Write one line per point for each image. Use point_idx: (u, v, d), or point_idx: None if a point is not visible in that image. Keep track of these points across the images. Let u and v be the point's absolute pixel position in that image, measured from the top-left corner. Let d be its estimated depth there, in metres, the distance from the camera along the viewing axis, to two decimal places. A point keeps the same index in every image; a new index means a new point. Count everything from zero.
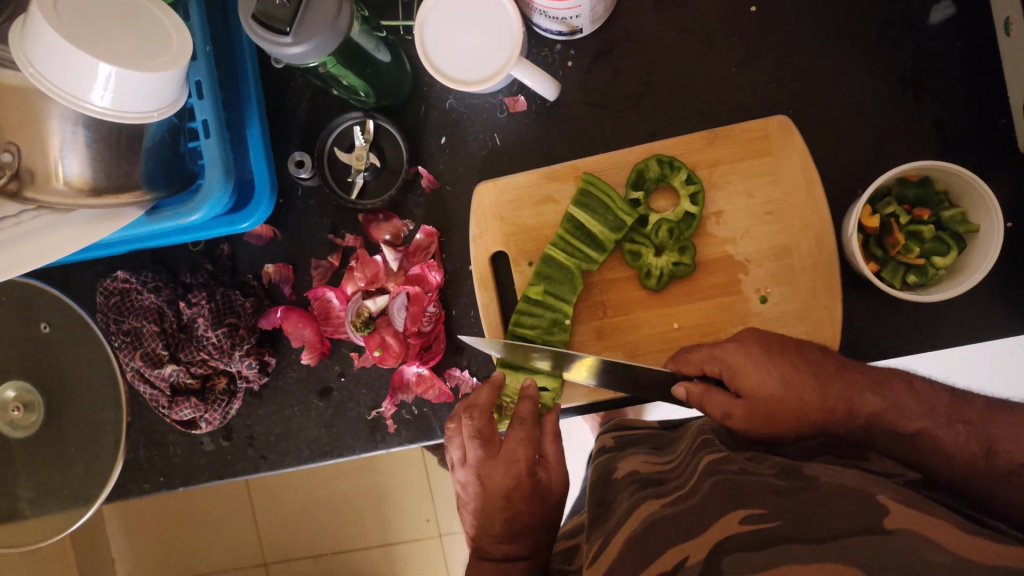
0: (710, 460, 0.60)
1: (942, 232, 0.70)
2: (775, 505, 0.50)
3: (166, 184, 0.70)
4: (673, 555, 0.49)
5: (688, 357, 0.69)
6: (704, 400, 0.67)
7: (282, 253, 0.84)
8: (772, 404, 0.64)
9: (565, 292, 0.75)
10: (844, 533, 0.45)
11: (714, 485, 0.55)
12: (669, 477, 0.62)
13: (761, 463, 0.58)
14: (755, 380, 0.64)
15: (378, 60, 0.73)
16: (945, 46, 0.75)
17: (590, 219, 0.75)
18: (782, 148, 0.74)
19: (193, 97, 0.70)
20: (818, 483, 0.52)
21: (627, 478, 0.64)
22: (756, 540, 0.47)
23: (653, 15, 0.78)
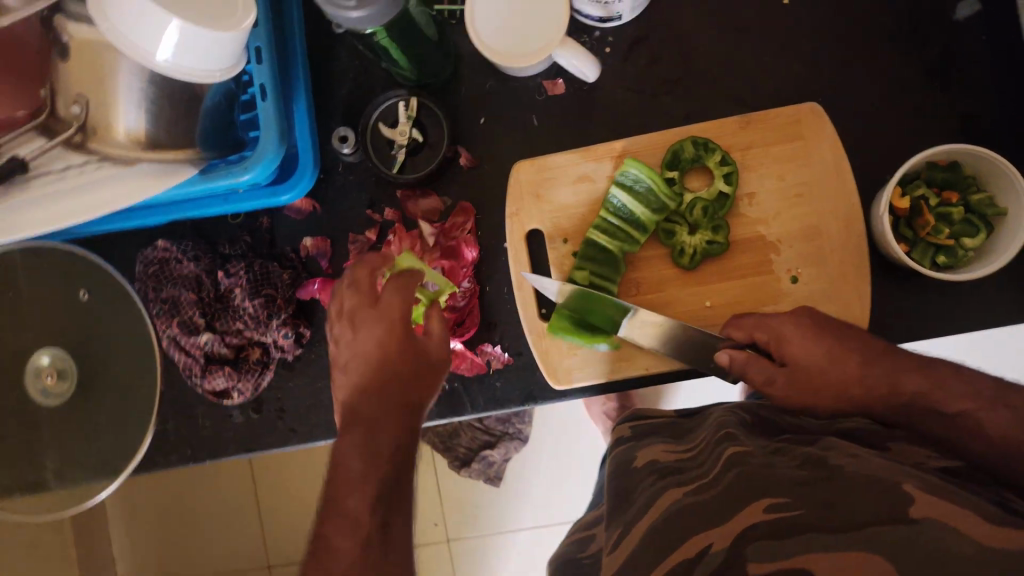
0: (733, 452, 0.59)
1: (971, 215, 0.73)
2: (798, 495, 0.50)
3: (217, 147, 0.72)
4: (699, 543, 0.50)
5: (739, 324, 0.72)
6: (748, 364, 0.70)
7: (321, 227, 0.86)
8: (818, 376, 0.67)
9: (611, 274, 0.77)
10: (869, 523, 0.44)
11: (734, 478, 0.55)
12: (689, 466, 0.63)
13: (783, 455, 0.57)
14: (801, 352, 0.68)
15: (426, 36, 0.76)
16: (971, 41, 0.78)
17: (635, 202, 0.77)
18: (813, 133, 0.77)
19: (251, 62, 0.72)
20: (840, 473, 0.51)
21: (647, 469, 0.66)
22: (774, 532, 0.47)
23: (689, 5, 0.81)
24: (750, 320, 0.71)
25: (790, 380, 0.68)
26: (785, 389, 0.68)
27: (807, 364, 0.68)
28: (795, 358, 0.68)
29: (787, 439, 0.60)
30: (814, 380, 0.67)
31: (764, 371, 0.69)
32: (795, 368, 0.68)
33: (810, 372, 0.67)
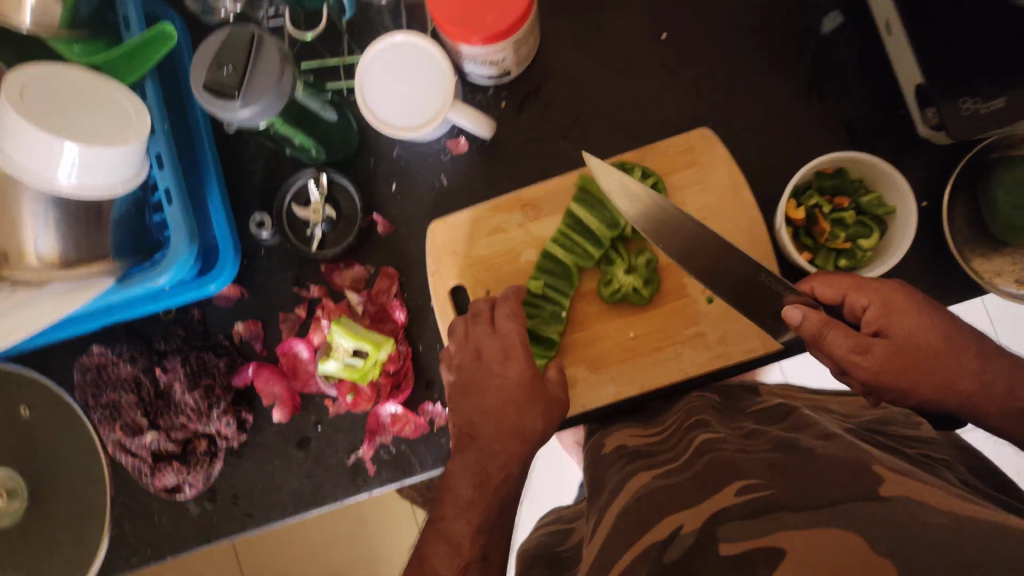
0: (703, 438, 0.67)
1: (862, 217, 0.76)
2: (771, 478, 0.55)
3: (134, 252, 0.74)
4: (670, 523, 0.54)
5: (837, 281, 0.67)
6: (822, 332, 0.64)
7: (251, 311, 0.87)
8: (916, 352, 0.64)
9: (564, 286, 0.80)
10: (840, 501, 0.48)
11: (708, 462, 0.61)
12: (659, 450, 0.71)
13: (755, 439, 0.65)
14: (911, 327, 0.64)
15: (324, 119, 0.79)
16: (841, 50, 0.82)
17: (588, 216, 0.79)
18: (706, 158, 0.79)
19: (155, 168, 0.75)
20: (810, 452, 0.57)
21: (617, 453, 0.74)
22: (750, 511, 0.50)
23: (574, 52, 0.85)
24: (851, 280, 0.67)
25: (891, 350, 0.64)
26: (879, 361, 0.63)
27: (911, 341, 0.64)
28: (894, 332, 0.64)
29: (755, 422, 0.70)
30: (910, 360, 0.64)
31: (847, 342, 0.63)
32: (895, 341, 0.64)
33: (909, 349, 0.64)
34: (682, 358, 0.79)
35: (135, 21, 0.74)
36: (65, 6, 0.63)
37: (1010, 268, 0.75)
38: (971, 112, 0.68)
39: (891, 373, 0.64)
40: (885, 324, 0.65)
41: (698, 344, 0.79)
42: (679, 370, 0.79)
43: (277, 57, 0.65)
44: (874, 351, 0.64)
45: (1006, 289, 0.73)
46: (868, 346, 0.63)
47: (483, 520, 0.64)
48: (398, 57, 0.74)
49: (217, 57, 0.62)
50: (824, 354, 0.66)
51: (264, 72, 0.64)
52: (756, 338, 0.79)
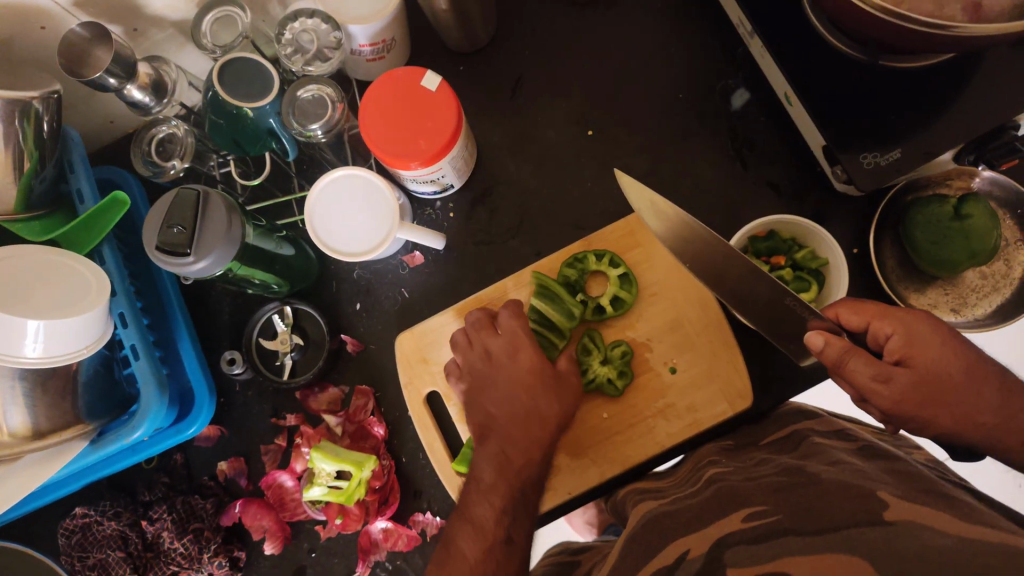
0: (713, 472, 0.70)
1: (800, 272, 0.80)
2: (774, 501, 0.57)
3: (106, 411, 0.75)
4: (677, 550, 0.57)
5: (862, 306, 0.65)
6: (843, 361, 0.63)
7: (232, 448, 0.88)
8: (939, 382, 0.61)
9: None
10: (843, 526, 0.50)
11: (715, 490, 0.65)
12: (667, 487, 0.73)
13: (764, 464, 0.67)
14: (934, 359, 0.61)
15: (283, 255, 0.83)
16: (753, 122, 0.88)
17: (551, 309, 0.82)
18: (647, 238, 0.84)
19: (119, 327, 0.77)
20: (816, 476, 0.59)
21: (631, 495, 0.76)
22: (754, 537, 0.53)
23: (509, 157, 0.91)
24: (874, 308, 0.64)
25: (912, 382, 0.61)
26: (900, 390, 0.61)
27: (935, 372, 0.61)
28: (917, 362, 0.61)
29: (766, 450, 0.71)
30: (933, 390, 0.61)
31: (867, 371, 0.62)
32: (917, 372, 0.61)
33: (931, 381, 0.61)
34: (657, 431, 0.81)
35: (88, 194, 0.78)
36: (19, 190, 0.67)
37: (943, 298, 0.81)
38: (872, 166, 0.76)
39: (912, 404, 0.61)
40: (909, 354, 0.62)
41: (670, 415, 0.81)
42: (656, 443, 0.81)
43: (224, 210, 0.69)
44: (900, 383, 0.61)
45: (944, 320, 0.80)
46: (890, 374, 0.61)
47: None
48: (344, 185, 0.78)
49: (167, 219, 0.66)
50: (846, 381, 0.64)
51: (213, 227, 0.68)
52: (724, 401, 0.81)
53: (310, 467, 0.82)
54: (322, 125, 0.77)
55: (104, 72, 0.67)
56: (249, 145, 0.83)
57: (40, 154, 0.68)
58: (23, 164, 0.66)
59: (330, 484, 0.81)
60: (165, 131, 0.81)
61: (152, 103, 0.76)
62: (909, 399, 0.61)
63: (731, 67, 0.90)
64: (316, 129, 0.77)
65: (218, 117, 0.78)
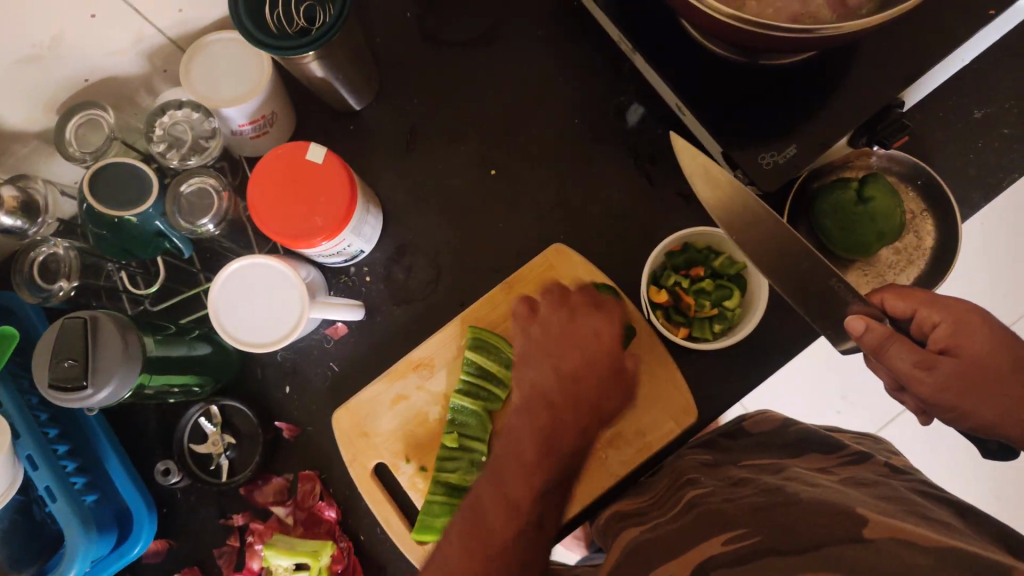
0: (694, 494, 0.68)
1: (720, 280, 0.80)
2: (754, 523, 0.56)
3: (35, 558, 0.70)
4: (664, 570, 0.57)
5: (905, 293, 0.64)
6: (883, 347, 0.61)
7: (182, 558, 0.85)
8: (976, 371, 0.60)
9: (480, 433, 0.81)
10: (827, 543, 0.49)
11: (698, 514, 0.64)
12: (653, 507, 0.72)
13: (742, 486, 0.65)
14: (980, 346, 0.61)
15: (198, 353, 0.79)
16: (652, 135, 0.88)
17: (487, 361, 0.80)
18: (566, 270, 0.83)
19: (29, 469, 0.70)
20: (796, 497, 0.58)
21: (610, 520, 0.75)
22: (738, 558, 0.52)
23: (417, 209, 0.88)
24: (924, 295, 0.64)
25: (956, 371, 0.60)
26: (943, 379, 0.60)
27: (980, 362, 0.60)
28: (963, 353, 0.61)
29: (748, 468, 0.70)
30: (975, 379, 0.60)
31: (906, 356, 0.61)
32: (963, 361, 0.60)
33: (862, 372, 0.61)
34: (609, 461, 0.81)
35: None
36: None
37: (863, 279, 0.82)
38: (772, 165, 0.76)
39: (956, 396, 0.60)
40: (954, 344, 0.61)
41: (620, 443, 0.81)
42: (611, 474, 0.81)
43: (117, 333, 0.65)
44: (948, 370, 0.60)
45: None
46: (936, 362, 0.60)
47: None
48: (258, 279, 0.75)
49: (56, 352, 0.62)
50: (885, 366, 0.63)
51: (108, 350, 0.64)
52: (670, 420, 0.81)
53: (265, 564, 0.79)
54: (213, 218, 0.75)
55: None
56: (143, 251, 0.78)
57: None
58: None
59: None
60: (46, 252, 0.76)
61: (25, 225, 0.72)
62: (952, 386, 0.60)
63: (623, 84, 0.89)
64: (208, 223, 0.75)
65: (100, 229, 0.73)
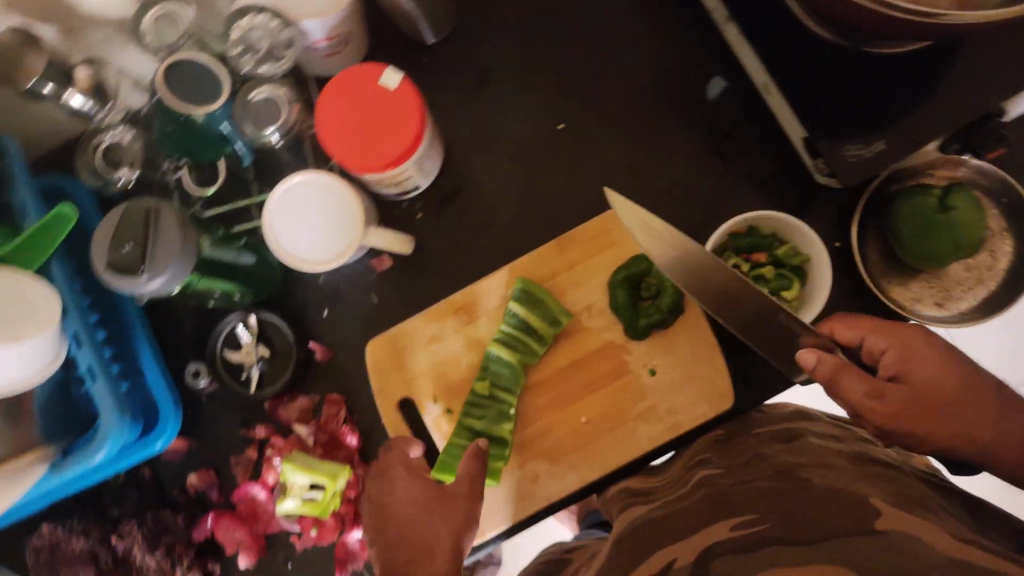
0: (704, 474, 0.68)
1: (781, 269, 0.78)
2: (764, 507, 0.57)
3: (63, 434, 0.73)
4: (664, 556, 0.57)
5: (856, 321, 0.66)
6: (835, 378, 0.62)
7: (201, 460, 0.86)
8: (931, 395, 0.63)
9: (512, 385, 0.80)
10: (835, 535, 0.51)
11: (705, 495, 0.64)
12: (657, 487, 0.73)
13: (751, 466, 0.66)
14: (928, 373, 0.63)
15: (245, 263, 0.79)
16: (731, 112, 0.84)
17: (532, 316, 0.79)
18: (622, 237, 0.81)
19: (73, 346, 0.72)
20: (811, 483, 0.59)
21: (619, 493, 0.77)
22: (745, 545, 0.53)
23: (479, 153, 0.86)
24: (870, 323, 0.66)
25: (908, 397, 0.62)
26: (897, 406, 0.62)
27: (928, 386, 0.63)
28: (913, 379, 0.63)
29: (758, 446, 0.71)
30: (928, 403, 0.62)
31: (862, 389, 0.62)
32: (912, 387, 0.63)
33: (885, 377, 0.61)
34: (637, 434, 0.80)
35: (33, 207, 0.73)
36: None
37: (927, 291, 0.79)
38: (856, 159, 0.72)
39: (914, 425, 0.62)
40: (906, 370, 0.64)
41: (650, 418, 0.80)
42: (636, 446, 0.80)
43: (179, 225, 0.65)
44: (903, 394, 0.62)
45: (929, 315, 0.78)
46: (887, 390, 0.62)
47: None
48: (308, 198, 0.74)
49: (117, 236, 0.63)
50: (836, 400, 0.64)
51: (168, 239, 0.64)
52: (704, 403, 0.79)
53: (281, 480, 0.79)
54: (278, 128, 0.74)
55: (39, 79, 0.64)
56: (204, 152, 0.77)
57: None
58: None
59: (304, 497, 0.79)
60: (109, 140, 0.75)
61: (93, 110, 0.71)
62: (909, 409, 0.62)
63: (709, 54, 0.85)
64: (272, 131, 0.74)
65: (167, 123, 0.73)
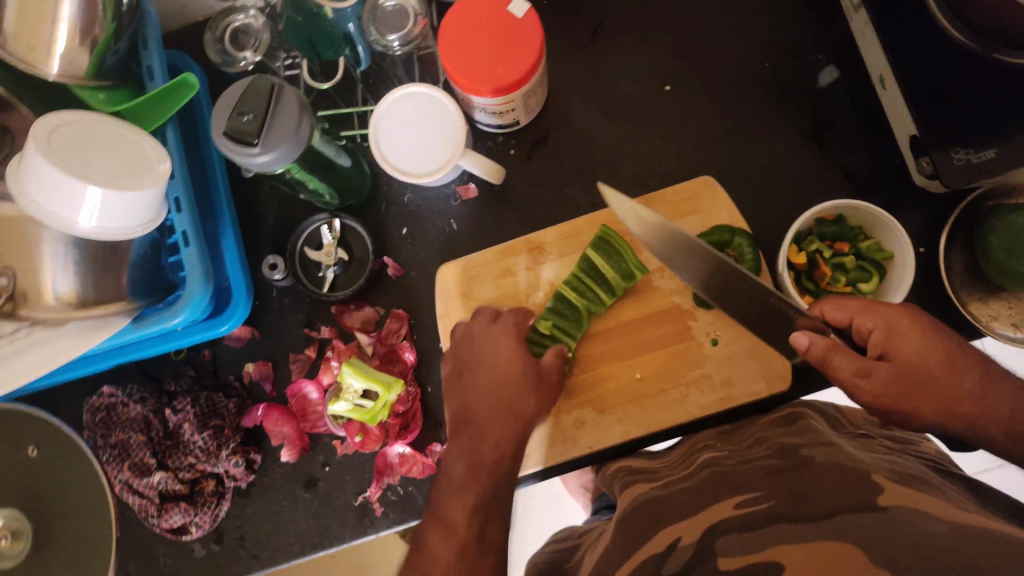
0: (706, 458, 0.70)
1: (863, 262, 0.78)
2: (768, 487, 0.58)
3: (148, 293, 0.74)
4: (669, 537, 0.59)
5: (843, 304, 0.66)
6: (828, 356, 0.63)
7: (261, 352, 0.89)
8: (917, 374, 0.62)
9: (574, 329, 0.80)
10: (837, 511, 0.51)
11: (708, 475, 0.65)
12: (659, 468, 0.74)
13: (756, 447, 0.68)
14: (914, 349, 0.62)
15: (340, 165, 0.81)
16: (838, 103, 0.85)
17: (605, 265, 0.80)
18: (710, 204, 0.81)
19: (173, 212, 0.76)
20: (812, 459, 0.60)
21: (620, 470, 0.78)
22: (746, 524, 0.54)
23: (580, 103, 0.88)
24: (859, 304, 0.65)
25: (893, 376, 0.62)
26: (883, 384, 0.62)
27: (916, 364, 0.62)
28: (899, 356, 0.62)
29: (761, 431, 0.72)
30: (914, 380, 0.62)
31: (849, 366, 0.62)
32: (898, 364, 0.62)
33: (921, 382, 0.61)
34: (688, 400, 0.80)
35: (159, 72, 0.77)
36: (92, 58, 0.66)
37: (1007, 311, 0.78)
38: (963, 163, 0.71)
39: (904, 394, 0.62)
40: (890, 347, 0.63)
41: (705, 386, 0.80)
42: (686, 412, 0.80)
43: (297, 107, 0.67)
44: (896, 371, 0.62)
45: (1003, 334, 0.77)
46: (871, 368, 0.62)
47: (499, 534, 0.62)
48: (402, 113, 0.76)
49: (238, 107, 0.65)
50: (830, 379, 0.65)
51: (283, 119, 0.66)
52: (761, 381, 0.80)
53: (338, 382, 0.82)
54: (399, 38, 0.76)
55: None
56: (324, 48, 0.81)
57: (116, 25, 0.67)
58: (97, 32, 0.65)
59: (358, 403, 0.81)
60: (241, 21, 0.83)
61: None
62: (900, 385, 0.62)
63: (821, 42, 0.86)
64: (394, 40, 0.76)
65: (296, 14, 0.76)
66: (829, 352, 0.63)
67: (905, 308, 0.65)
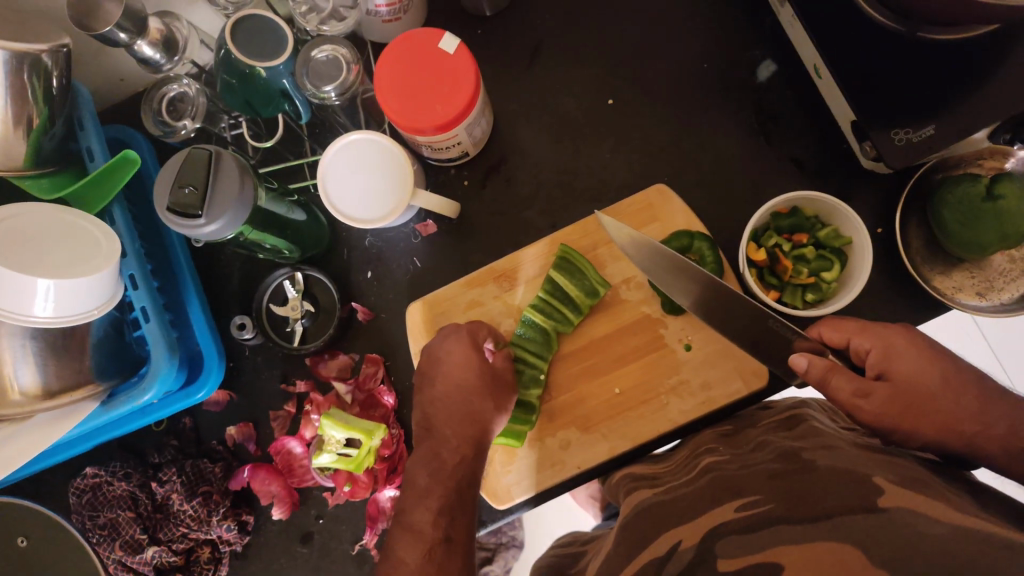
0: (709, 461, 0.68)
1: (823, 250, 0.78)
2: (768, 490, 0.57)
3: (117, 372, 0.74)
4: (670, 540, 0.57)
5: (841, 325, 0.66)
6: (826, 377, 0.63)
7: (242, 413, 0.88)
8: (915, 394, 0.60)
9: (544, 351, 0.81)
10: (836, 515, 0.51)
11: (710, 479, 0.63)
12: (662, 472, 0.73)
13: (760, 451, 0.65)
14: (912, 369, 0.61)
15: (294, 220, 0.81)
16: (779, 96, 0.85)
17: (570, 284, 0.80)
18: (665, 212, 0.81)
19: (129, 289, 0.76)
20: (813, 462, 0.58)
21: (624, 479, 0.76)
22: (746, 526, 0.54)
23: (527, 126, 0.88)
24: (853, 325, 0.66)
25: (889, 394, 0.61)
26: (880, 405, 0.61)
27: (912, 384, 0.61)
28: (897, 376, 0.62)
29: (764, 432, 0.70)
30: (912, 401, 0.60)
31: (847, 387, 0.62)
32: (895, 385, 0.61)
33: (911, 392, 0.60)
34: (669, 408, 0.80)
35: (99, 152, 0.77)
36: (28, 147, 0.66)
37: (969, 281, 0.79)
38: (904, 143, 0.72)
39: (898, 415, 0.60)
40: (888, 367, 0.62)
41: (683, 392, 0.80)
42: (668, 420, 0.80)
43: (237, 172, 0.67)
44: (899, 383, 0.61)
45: (968, 304, 0.78)
46: (867, 389, 0.61)
47: None
48: (360, 172, 0.76)
49: (178, 179, 0.65)
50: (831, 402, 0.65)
51: (226, 186, 0.66)
52: (739, 380, 0.80)
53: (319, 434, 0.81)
54: (337, 87, 0.75)
55: (114, 27, 0.66)
56: (263, 106, 0.81)
57: (48, 110, 0.66)
58: (31, 122, 0.64)
59: (340, 453, 0.80)
60: (176, 90, 0.80)
61: (162, 61, 0.74)
62: (900, 399, 0.60)
63: (756, 37, 0.87)
64: (330, 91, 0.75)
65: (231, 77, 0.76)
66: (828, 373, 0.63)
67: (902, 328, 0.65)
